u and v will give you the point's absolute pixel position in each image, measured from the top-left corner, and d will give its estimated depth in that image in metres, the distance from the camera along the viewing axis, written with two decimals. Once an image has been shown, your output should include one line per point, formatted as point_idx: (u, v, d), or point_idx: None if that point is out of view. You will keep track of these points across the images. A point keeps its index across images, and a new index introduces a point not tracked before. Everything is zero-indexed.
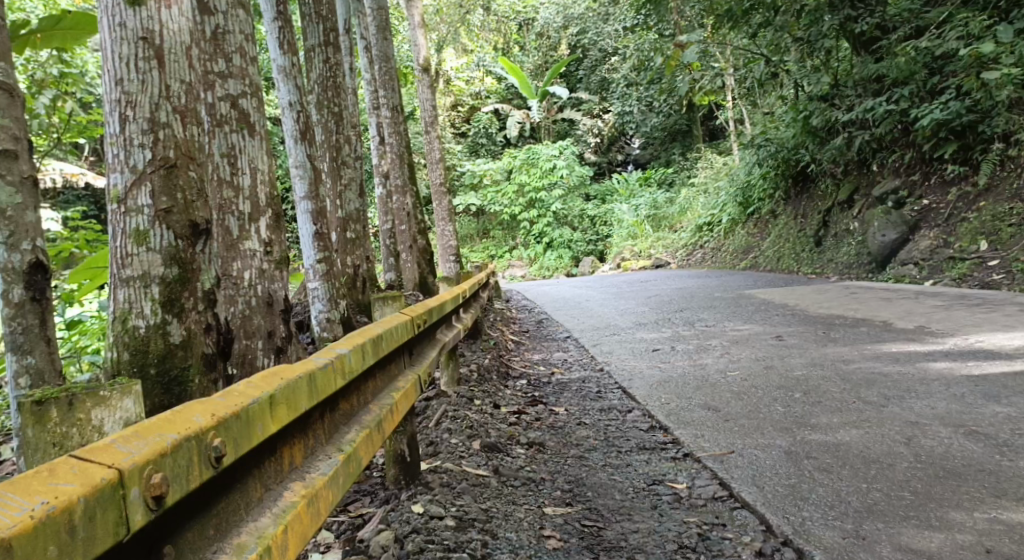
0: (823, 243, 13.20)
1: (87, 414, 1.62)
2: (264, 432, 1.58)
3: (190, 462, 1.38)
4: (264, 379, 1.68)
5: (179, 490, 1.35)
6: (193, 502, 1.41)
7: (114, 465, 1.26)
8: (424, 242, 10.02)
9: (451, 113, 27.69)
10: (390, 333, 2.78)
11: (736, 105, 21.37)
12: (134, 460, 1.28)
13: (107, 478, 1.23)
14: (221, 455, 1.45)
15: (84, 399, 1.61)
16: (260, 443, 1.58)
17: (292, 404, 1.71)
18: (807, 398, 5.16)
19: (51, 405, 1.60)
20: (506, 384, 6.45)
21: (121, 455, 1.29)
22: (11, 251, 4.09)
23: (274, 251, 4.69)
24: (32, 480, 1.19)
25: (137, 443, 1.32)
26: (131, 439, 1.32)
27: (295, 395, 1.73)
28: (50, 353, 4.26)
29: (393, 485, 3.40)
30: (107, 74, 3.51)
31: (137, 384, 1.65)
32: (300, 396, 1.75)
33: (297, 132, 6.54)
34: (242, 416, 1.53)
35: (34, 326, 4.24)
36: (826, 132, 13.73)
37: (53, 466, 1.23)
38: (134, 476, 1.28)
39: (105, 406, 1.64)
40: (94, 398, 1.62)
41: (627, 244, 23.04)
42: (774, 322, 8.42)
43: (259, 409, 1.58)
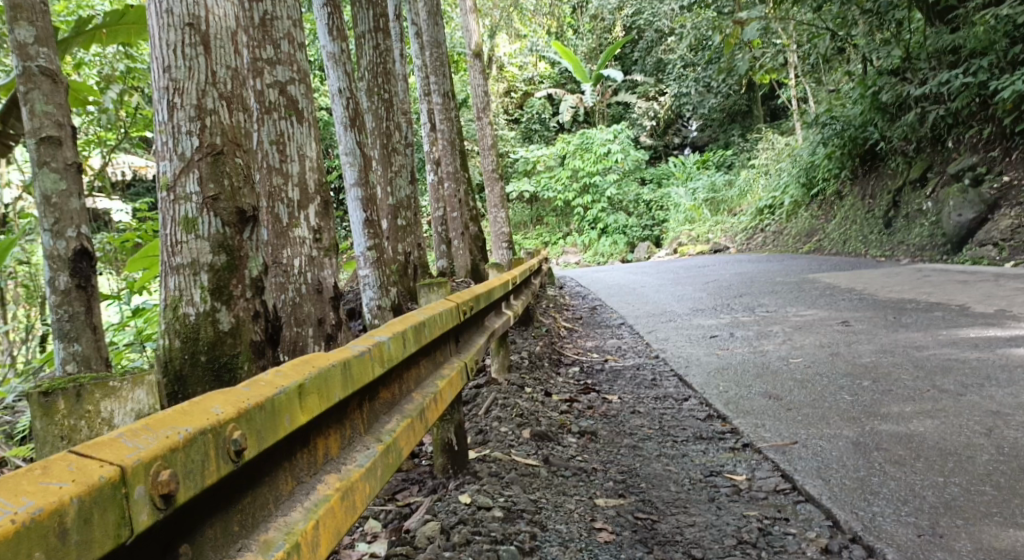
0: (893, 224, 12.68)
1: (96, 406, 1.50)
2: (292, 423, 1.51)
3: (206, 457, 1.30)
4: (295, 368, 1.62)
5: (194, 487, 1.26)
6: (211, 498, 1.34)
7: (116, 462, 1.16)
8: (476, 229, 9.97)
9: (504, 99, 27.58)
10: (434, 320, 2.72)
11: (799, 82, 20.74)
12: (139, 456, 1.19)
13: (106, 476, 1.13)
14: (241, 449, 1.37)
15: (92, 390, 1.50)
16: (288, 435, 1.52)
17: (326, 395, 1.65)
18: (877, 386, 4.93)
19: (57, 395, 1.48)
20: (558, 371, 6.35)
21: (126, 450, 1.19)
22: (56, 238, 4.73)
23: (323, 238, 4.74)
24: (21, 479, 1.09)
25: (146, 437, 1.23)
26: (139, 434, 1.23)
27: (327, 384, 1.67)
28: (94, 340, 4.80)
29: (441, 474, 3.35)
30: (155, 61, 3.49)
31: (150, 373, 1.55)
32: (333, 385, 1.69)
33: (347, 119, 6.49)
34: (268, 407, 1.45)
35: (80, 313, 4.76)
36: (897, 108, 13.27)
37: (48, 464, 1.13)
38: (139, 474, 1.18)
39: (115, 397, 1.52)
40: (104, 389, 1.51)
41: (685, 229, 22.60)
42: (840, 307, 8.11)
43: (286, 400, 1.51)
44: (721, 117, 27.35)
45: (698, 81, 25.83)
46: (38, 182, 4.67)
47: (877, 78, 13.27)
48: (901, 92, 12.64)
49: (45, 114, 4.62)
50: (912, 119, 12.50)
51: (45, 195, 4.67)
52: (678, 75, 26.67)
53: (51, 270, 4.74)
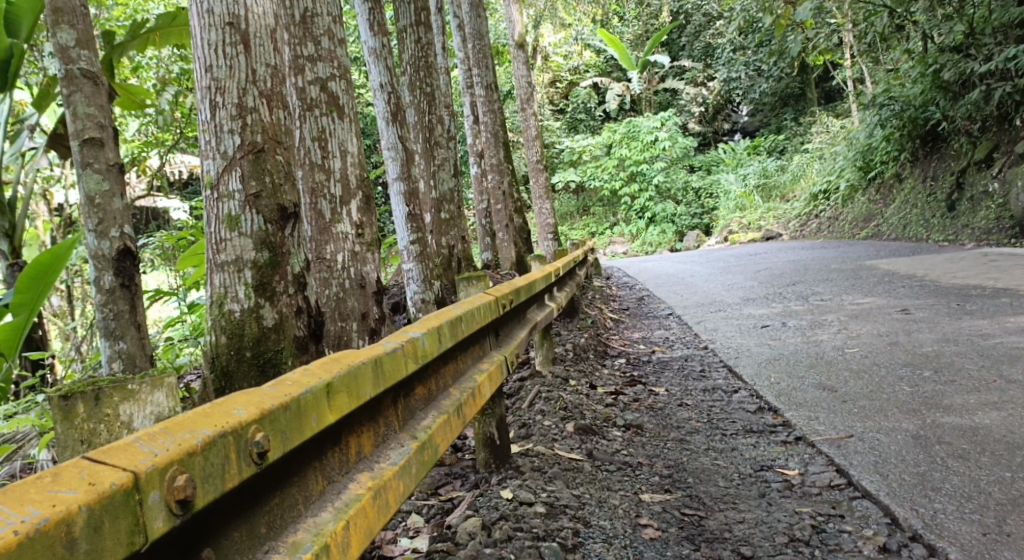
0: (956, 208, 12.23)
1: (115, 410, 1.46)
2: (320, 423, 1.50)
3: (228, 460, 1.29)
4: (324, 366, 1.61)
5: (214, 491, 1.26)
6: (235, 500, 1.33)
7: (130, 468, 1.16)
8: (521, 221, 9.94)
9: (550, 89, 27.41)
10: (471, 314, 2.70)
11: (854, 62, 20.16)
12: (154, 462, 1.18)
13: (117, 483, 1.13)
14: (265, 451, 1.36)
15: (110, 393, 1.46)
16: (316, 435, 1.51)
17: (356, 393, 1.64)
18: (938, 377, 4.75)
19: (76, 399, 1.45)
20: (604, 363, 6.30)
21: (142, 455, 1.19)
22: (101, 238, 4.85)
23: (366, 233, 4.77)
24: (30, 488, 1.09)
25: (164, 441, 1.23)
26: (156, 438, 1.23)
27: (358, 383, 1.65)
28: (138, 337, 4.92)
29: (484, 468, 3.33)
30: (197, 62, 3.52)
31: (169, 375, 1.52)
32: (364, 383, 1.68)
33: (389, 114, 6.49)
34: (293, 408, 1.44)
35: (125, 312, 4.89)
36: (960, 86, 12.83)
37: (59, 472, 1.13)
38: (153, 479, 1.17)
39: (134, 401, 1.48)
40: (122, 392, 1.47)
41: (736, 216, 22.20)
42: (898, 294, 7.85)
43: (313, 399, 1.50)
44: (773, 101, 26.75)
45: (749, 65, 25.41)
46: (83, 183, 4.78)
47: (939, 55, 12.80)
48: (964, 69, 12.29)
49: (87, 115, 4.75)
50: (975, 98, 12.03)
51: (88, 195, 4.76)
52: (728, 60, 26.19)
53: (96, 270, 4.85)
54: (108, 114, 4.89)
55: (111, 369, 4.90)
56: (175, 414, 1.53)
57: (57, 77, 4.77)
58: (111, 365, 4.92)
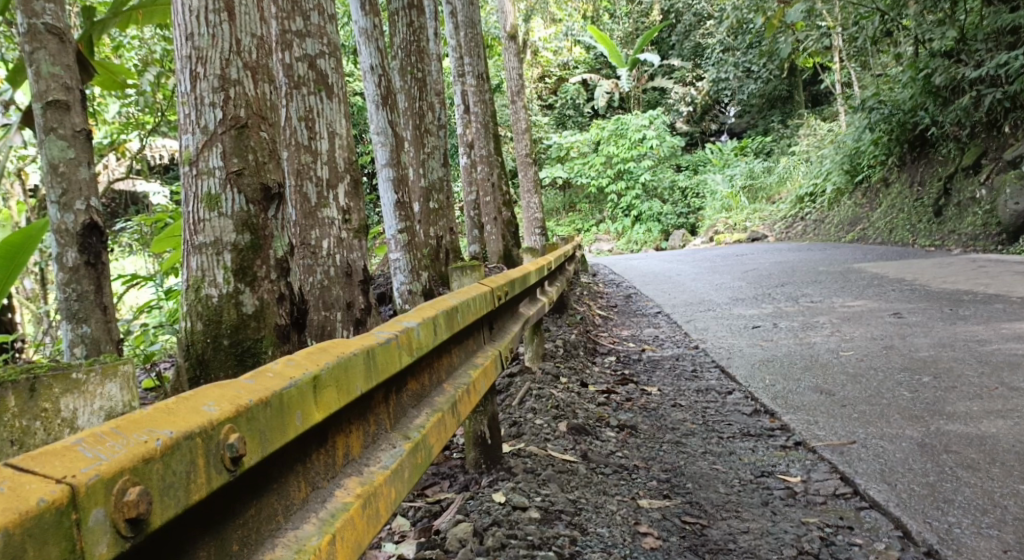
0: (943, 213, 12.19)
1: (55, 404, 1.27)
2: (304, 422, 1.32)
3: (193, 467, 1.10)
4: (312, 357, 1.43)
5: (176, 505, 1.07)
6: (201, 513, 1.14)
7: (67, 478, 0.96)
8: (509, 214, 9.76)
9: (539, 84, 27.19)
10: (467, 305, 2.52)
11: (844, 65, 20.13)
12: (97, 471, 0.98)
13: (48, 499, 0.93)
14: (239, 455, 1.17)
15: (50, 384, 1.26)
16: (300, 436, 1.32)
17: (348, 387, 1.46)
18: (938, 382, 4.63)
19: (7, 390, 1.24)
20: (594, 361, 6.15)
21: (84, 463, 1.00)
22: (64, 211, 4.59)
23: (353, 219, 4.58)
24: None
25: (114, 444, 1.03)
26: (105, 440, 1.04)
27: (348, 377, 1.47)
28: (104, 321, 4.72)
29: (473, 469, 3.16)
30: (177, 29, 3.31)
31: (121, 365, 1.32)
32: (354, 376, 1.49)
33: (379, 97, 6.28)
34: (275, 404, 1.26)
35: (89, 293, 4.65)
36: (949, 91, 12.75)
37: None
38: (96, 494, 0.98)
39: (80, 393, 1.29)
40: (65, 384, 1.27)
41: (721, 217, 22.13)
42: (889, 298, 7.76)
43: (297, 394, 1.32)
44: (761, 103, 26.72)
45: (738, 66, 25.40)
46: (45, 149, 4.53)
47: (929, 61, 12.57)
48: (955, 74, 12.17)
49: (52, 75, 4.50)
50: (965, 103, 11.96)
51: (51, 162, 4.52)
52: (717, 60, 26.09)
53: (59, 246, 4.57)
54: (76, 75, 4.64)
55: (74, 355, 4.70)
56: (129, 411, 1.33)
57: (20, 31, 4.47)
58: (73, 349, 4.72)
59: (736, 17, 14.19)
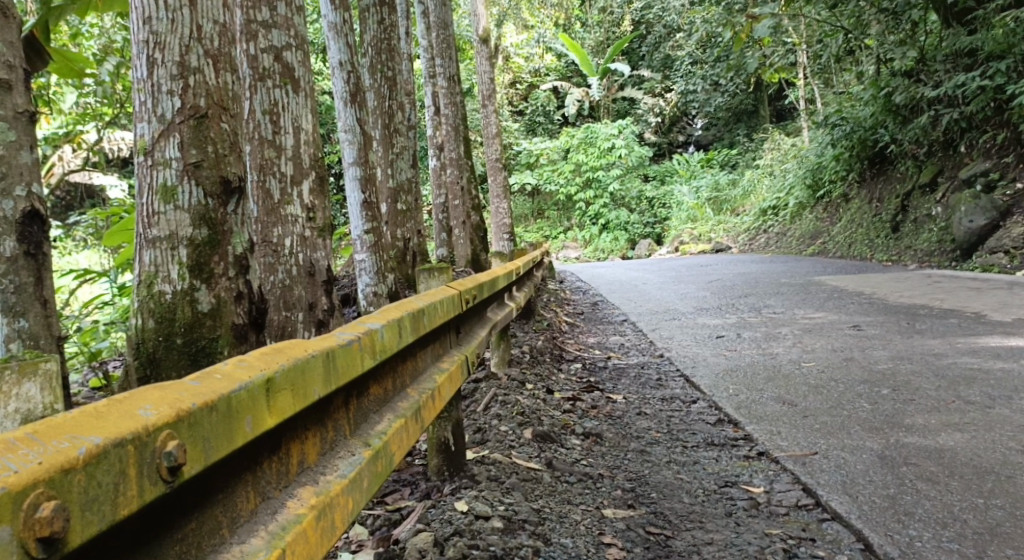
0: (900, 229, 12.39)
1: None
2: (255, 428, 1.23)
3: (122, 478, 1.00)
4: (268, 356, 1.34)
5: (100, 521, 0.96)
6: (129, 530, 1.03)
7: None
8: (477, 218, 9.67)
9: (509, 90, 27.15)
10: (434, 308, 2.45)
11: (808, 82, 20.46)
12: (4, 484, 0.87)
13: None
14: (178, 466, 1.07)
15: None
16: (249, 443, 1.23)
17: (308, 390, 1.38)
18: (897, 395, 4.65)
19: None
20: (559, 368, 6.08)
21: None
22: None
23: (317, 217, 4.45)
24: None
25: (27, 454, 0.93)
26: (18, 449, 0.93)
27: (305, 379, 1.38)
28: None
29: (435, 476, 3.07)
30: (135, 12, 3.17)
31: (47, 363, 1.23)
32: (312, 379, 1.40)
33: (347, 94, 6.15)
34: (222, 409, 1.17)
35: None
36: (909, 110, 12.92)
37: None
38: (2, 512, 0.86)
39: None
40: None
41: (686, 227, 22.32)
42: (849, 310, 7.83)
43: (248, 398, 1.22)
44: (727, 115, 27.05)
45: (705, 79, 25.67)
46: None
47: (891, 79, 12.84)
48: (915, 93, 12.28)
49: None
50: (924, 123, 12.15)
51: None
52: (685, 72, 26.33)
53: None
54: None
55: None
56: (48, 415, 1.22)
57: None
58: None
59: (706, 30, 14.31)
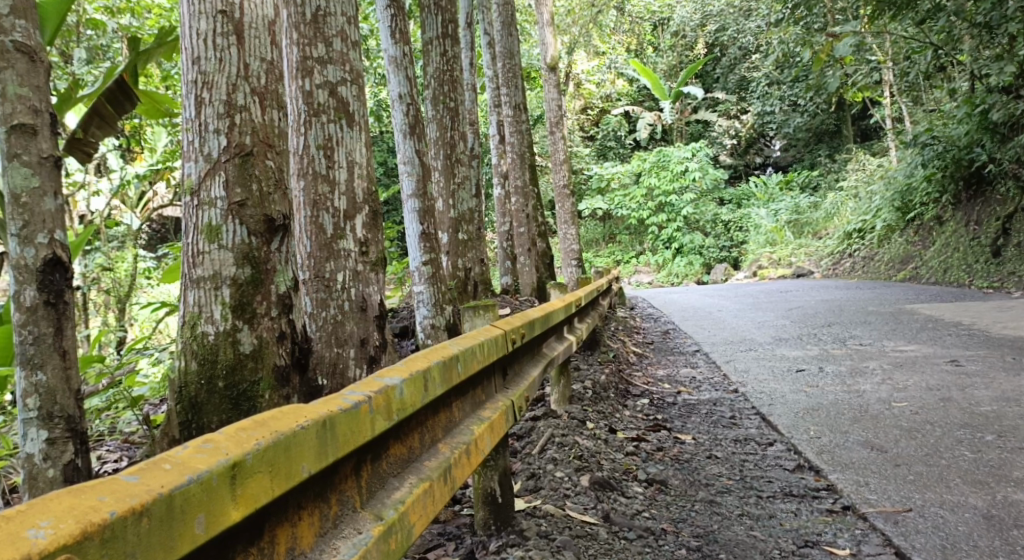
0: (1001, 254, 11.63)
1: None
2: (201, 530, 1.20)
3: None
4: (236, 437, 1.32)
5: None
6: None
7: None
8: (543, 246, 9.48)
9: (580, 116, 27.03)
10: (473, 351, 2.32)
11: (895, 100, 19.57)
12: None
13: None
14: None
15: None
16: (195, 546, 1.19)
17: (286, 473, 1.35)
18: (1004, 442, 4.23)
19: None
20: (625, 404, 5.81)
21: None
22: (25, 245, 3.31)
23: (370, 251, 4.38)
24: None
25: None
26: None
27: (274, 465, 1.33)
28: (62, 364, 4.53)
29: (482, 530, 2.91)
30: (185, 52, 3.14)
31: None
32: (285, 463, 1.35)
33: (407, 126, 6.10)
34: (160, 511, 1.16)
35: None
36: (1008, 127, 12.18)
37: None
38: None
39: None
40: None
41: (766, 251, 21.64)
42: (945, 343, 7.27)
43: (188, 500, 1.19)
44: (808, 136, 26.31)
45: (784, 99, 24.92)
46: (3, 177, 3.30)
47: (987, 96, 12.09)
48: (1013, 110, 11.53)
49: (16, 97, 3.28)
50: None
51: (11, 193, 3.29)
52: (763, 94, 25.72)
53: (16, 282, 3.28)
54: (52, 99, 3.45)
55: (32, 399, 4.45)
56: None
57: None
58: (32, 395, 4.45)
59: (782, 50, 13.85)
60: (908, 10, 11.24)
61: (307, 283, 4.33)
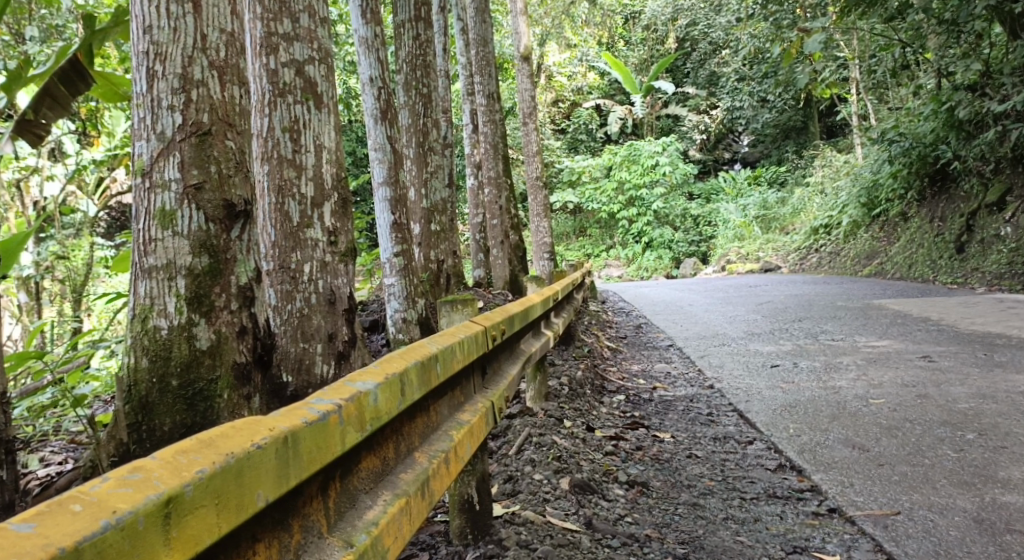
0: (965, 250, 11.68)
1: None
2: None
3: None
4: (171, 464, 1.19)
5: None
6: None
7: None
8: (516, 238, 9.28)
9: (551, 109, 26.85)
10: (453, 350, 2.12)
11: (862, 97, 19.66)
12: None
13: None
14: None
15: None
16: None
17: (235, 505, 1.23)
18: (985, 441, 4.15)
19: None
20: (601, 400, 5.66)
21: None
22: None
23: (339, 241, 4.15)
24: None
25: None
26: None
27: (214, 498, 1.20)
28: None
29: (458, 540, 2.74)
30: (135, 20, 2.88)
31: None
32: (225, 497, 1.21)
33: (378, 111, 5.84)
34: None
35: None
36: (974, 125, 12.21)
37: None
38: None
39: None
40: None
41: (734, 246, 21.68)
42: (916, 338, 7.22)
43: (107, 549, 1.06)
44: (775, 132, 26.40)
45: (753, 95, 24.92)
46: None
47: (953, 94, 12.11)
48: (979, 108, 11.52)
49: None
50: (991, 138, 11.43)
51: None
52: (732, 89, 25.72)
53: None
54: None
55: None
56: None
57: None
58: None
59: (755, 46, 13.79)
60: (878, 7, 11.18)
61: (272, 274, 4.12)
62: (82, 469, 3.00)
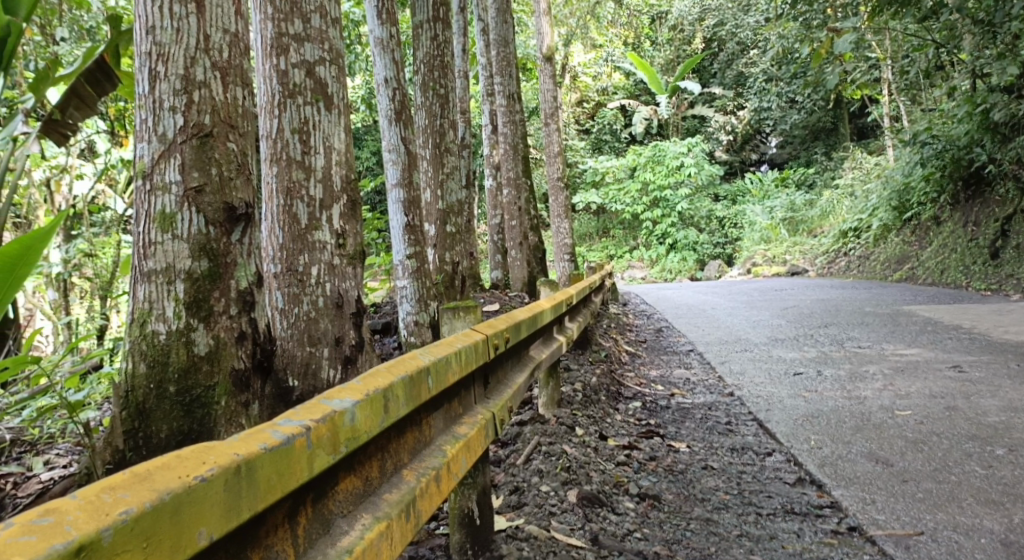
0: (1000, 256, 11.39)
1: None
2: None
3: None
4: (93, 504, 1.17)
5: None
6: None
7: None
8: (535, 240, 9.16)
9: (576, 109, 26.69)
10: (450, 361, 2.06)
11: (894, 98, 19.28)
12: None
13: None
14: None
15: None
16: None
17: (170, 545, 1.21)
18: (1015, 457, 3.98)
19: None
20: (616, 407, 5.55)
21: None
22: None
23: (348, 243, 4.10)
24: None
25: None
26: None
27: (141, 538, 1.18)
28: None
29: (457, 556, 2.60)
30: (137, 20, 2.83)
31: None
32: (156, 537, 1.19)
33: (392, 111, 5.77)
34: None
35: None
36: (1010, 128, 11.91)
37: None
38: None
39: None
40: None
41: (760, 248, 21.40)
42: (946, 347, 7.01)
43: None
44: (804, 134, 26.03)
45: (781, 96, 24.59)
46: None
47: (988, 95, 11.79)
48: (1015, 110, 11.20)
49: None
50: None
51: None
52: (760, 90, 25.40)
53: None
54: None
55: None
56: None
57: None
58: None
59: (783, 46, 13.54)
60: (910, 7, 10.93)
61: (279, 277, 4.07)
62: (80, 475, 2.96)
